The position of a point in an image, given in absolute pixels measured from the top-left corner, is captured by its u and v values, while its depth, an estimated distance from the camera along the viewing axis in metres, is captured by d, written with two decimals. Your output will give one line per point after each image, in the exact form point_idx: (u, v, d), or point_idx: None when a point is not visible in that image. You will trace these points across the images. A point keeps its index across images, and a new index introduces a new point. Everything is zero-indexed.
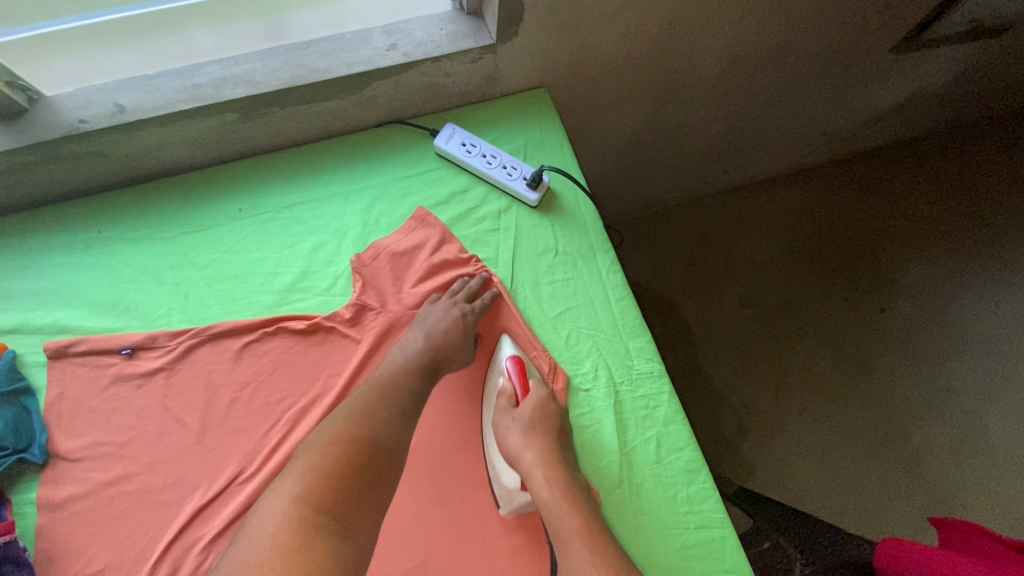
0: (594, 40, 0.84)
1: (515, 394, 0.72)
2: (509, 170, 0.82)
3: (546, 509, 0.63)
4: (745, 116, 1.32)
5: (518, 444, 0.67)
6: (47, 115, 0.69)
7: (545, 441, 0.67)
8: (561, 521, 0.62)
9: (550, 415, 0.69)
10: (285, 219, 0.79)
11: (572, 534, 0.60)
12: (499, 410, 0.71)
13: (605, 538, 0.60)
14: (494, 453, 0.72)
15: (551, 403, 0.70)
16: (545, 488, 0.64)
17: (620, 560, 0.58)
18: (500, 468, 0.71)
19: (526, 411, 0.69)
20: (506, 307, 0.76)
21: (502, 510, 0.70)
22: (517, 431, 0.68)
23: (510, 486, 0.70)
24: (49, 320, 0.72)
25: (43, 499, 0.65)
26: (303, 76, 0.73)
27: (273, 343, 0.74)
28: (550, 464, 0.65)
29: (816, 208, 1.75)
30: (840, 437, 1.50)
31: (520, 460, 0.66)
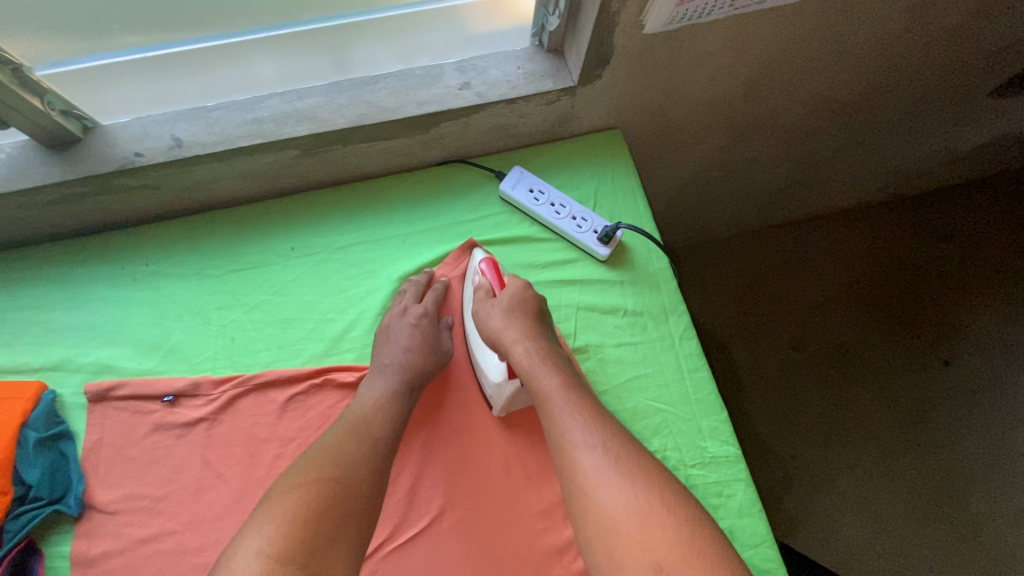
0: (678, 84, 0.78)
1: (492, 287, 0.69)
2: (579, 222, 0.77)
3: (527, 373, 0.62)
4: (816, 155, 1.23)
5: (501, 324, 0.65)
6: (101, 146, 0.66)
7: (526, 317, 0.66)
8: (545, 383, 0.60)
9: (529, 301, 0.67)
10: (339, 260, 0.75)
11: (554, 388, 0.59)
12: (477, 302, 0.69)
13: (588, 403, 0.59)
14: (478, 350, 0.70)
15: (528, 290, 0.68)
16: (527, 355, 0.63)
17: (603, 420, 0.58)
18: (486, 364, 0.69)
19: (504, 296, 0.67)
20: (478, 249, 0.75)
21: (496, 409, 0.69)
22: (498, 314, 0.66)
23: (496, 378, 0.67)
24: (92, 360, 0.69)
25: (76, 554, 0.62)
26: (369, 115, 0.68)
27: (320, 397, 0.69)
28: (531, 335, 0.64)
29: (877, 248, 1.64)
30: (890, 496, 1.38)
31: (502, 338, 0.65)
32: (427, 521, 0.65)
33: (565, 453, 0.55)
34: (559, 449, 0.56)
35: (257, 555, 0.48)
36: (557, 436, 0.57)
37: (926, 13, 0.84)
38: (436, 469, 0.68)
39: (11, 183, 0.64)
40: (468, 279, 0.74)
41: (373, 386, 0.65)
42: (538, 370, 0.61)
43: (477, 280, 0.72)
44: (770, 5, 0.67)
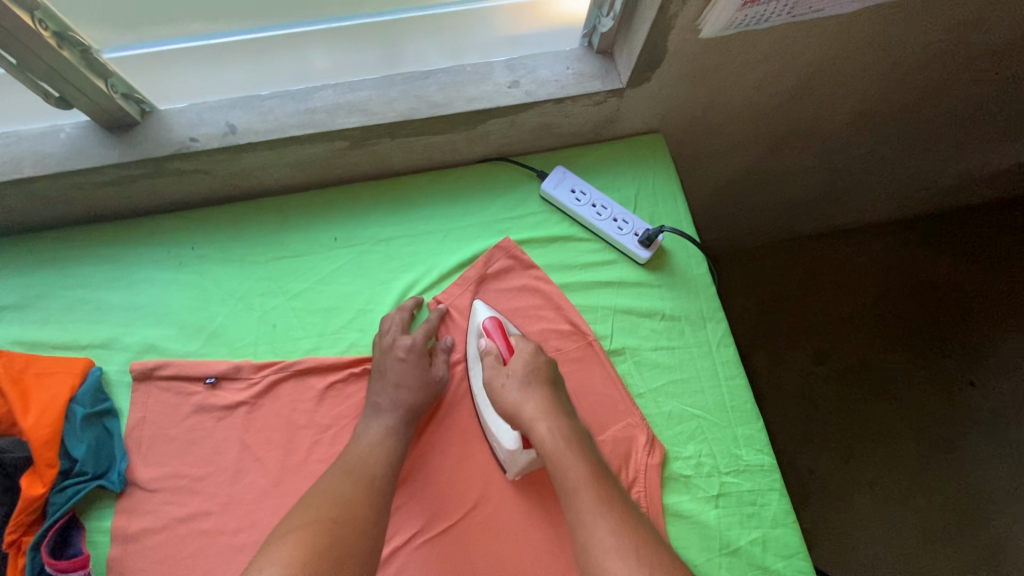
0: (724, 90, 0.78)
1: (502, 354, 0.66)
2: (620, 224, 0.77)
3: (550, 459, 0.58)
4: (851, 168, 1.22)
5: (518, 400, 0.62)
6: (157, 130, 0.67)
7: (545, 394, 0.62)
8: (568, 471, 0.56)
9: (542, 370, 0.64)
10: (380, 252, 0.76)
11: (580, 482, 0.55)
12: (487, 370, 0.66)
13: (613, 491, 0.55)
14: (489, 415, 0.67)
15: (539, 356, 0.65)
16: (550, 438, 0.58)
17: (630, 517, 0.54)
18: (497, 428, 0.66)
19: (517, 368, 0.64)
20: (478, 303, 0.72)
21: (508, 473, 0.66)
22: (514, 389, 0.62)
23: (508, 446, 0.64)
24: (137, 339, 0.70)
25: (117, 529, 0.63)
26: (419, 110, 0.69)
27: (358, 386, 0.69)
28: (552, 416, 0.60)
29: (906, 265, 1.62)
30: (912, 515, 1.36)
31: (520, 415, 0.61)
32: (460, 514, 0.66)
33: (592, 555, 0.52)
34: (584, 549, 0.52)
35: None
36: (580, 537, 0.53)
37: (979, 28, 0.83)
38: (470, 464, 0.68)
39: (70, 163, 0.65)
40: (472, 335, 0.72)
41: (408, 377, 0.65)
42: (559, 458, 0.57)
43: (484, 343, 0.69)
44: (827, 14, 0.66)
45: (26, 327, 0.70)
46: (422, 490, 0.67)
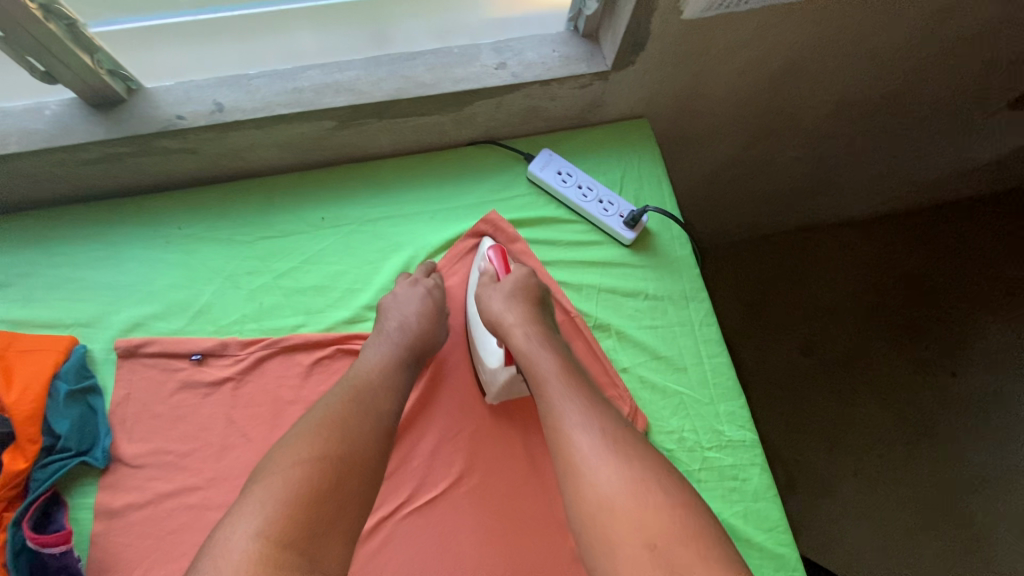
0: (707, 74, 0.80)
1: (497, 273, 0.69)
2: (605, 206, 0.78)
3: (524, 356, 0.60)
4: (834, 160, 1.25)
5: (500, 308, 0.64)
6: (144, 108, 0.67)
7: (526, 305, 0.65)
8: (542, 366, 0.58)
9: (530, 287, 0.67)
10: (368, 232, 0.76)
11: (550, 373, 0.57)
12: (481, 288, 0.69)
13: (584, 384, 0.56)
14: (477, 329, 0.70)
15: (531, 277, 0.68)
16: (525, 342, 0.61)
17: (600, 401, 0.54)
18: (484, 347, 0.68)
19: (506, 282, 0.67)
20: (484, 238, 0.75)
21: (489, 396, 0.69)
22: (499, 299, 0.65)
23: (493, 364, 0.66)
24: (123, 317, 0.70)
25: (101, 505, 0.62)
26: (406, 89, 0.70)
27: (344, 362, 0.70)
28: (530, 322, 0.63)
29: (889, 258, 1.65)
30: (895, 503, 1.38)
31: (502, 322, 0.63)
32: (445, 486, 0.67)
33: (561, 432, 0.52)
34: (554, 423, 0.53)
35: (255, 535, 0.44)
36: (551, 416, 0.54)
37: (954, 18, 0.85)
38: (458, 437, 0.69)
39: (55, 139, 0.65)
40: (477, 261, 0.74)
41: (378, 349, 0.64)
42: (537, 358, 0.59)
43: (484, 266, 0.72)
44: None
45: (10, 305, 0.69)
46: (408, 462, 0.67)
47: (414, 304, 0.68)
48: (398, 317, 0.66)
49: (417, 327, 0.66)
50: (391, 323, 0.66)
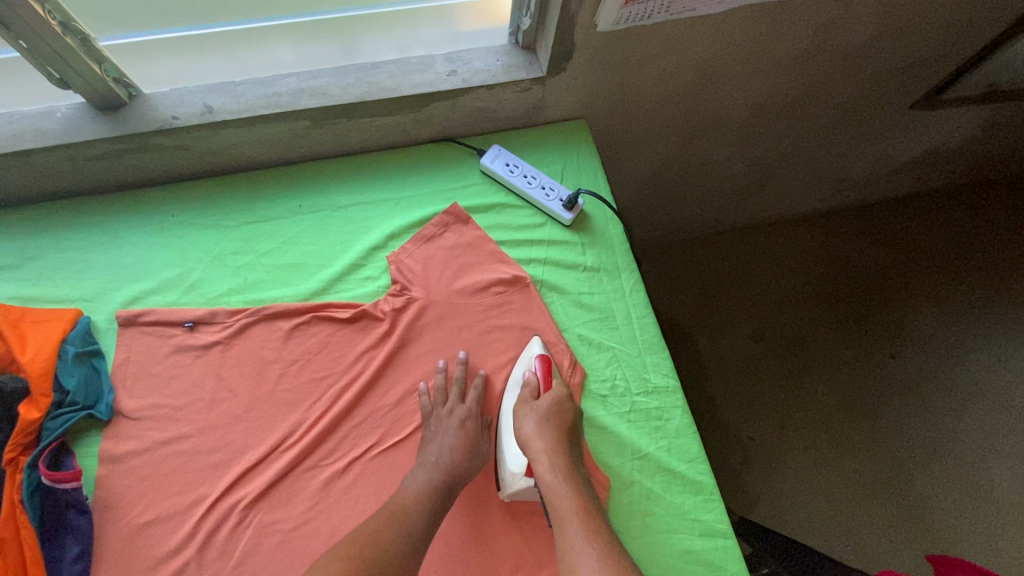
0: (633, 79, 0.93)
1: (538, 387, 0.76)
2: (547, 191, 0.90)
3: (546, 489, 0.66)
4: (766, 158, 1.39)
5: (531, 432, 0.71)
6: (143, 110, 0.78)
7: (556, 432, 0.70)
8: (561, 503, 0.64)
9: (564, 409, 0.73)
10: (340, 217, 0.88)
11: (570, 514, 0.63)
12: (520, 400, 0.76)
13: (599, 522, 0.62)
14: (507, 440, 0.76)
15: (568, 403, 0.74)
16: (551, 472, 0.66)
17: (609, 537, 0.60)
18: (507, 451, 0.75)
19: (543, 403, 0.73)
20: (534, 340, 0.82)
21: (502, 493, 0.74)
22: (532, 421, 0.72)
23: (514, 470, 0.73)
24: (123, 292, 0.80)
25: (104, 452, 0.71)
26: (370, 93, 0.82)
27: (320, 326, 0.81)
28: (557, 451, 0.68)
29: (830, 252, 1.80)
30: (842, 476, 1.49)
31: (531, 445, 0.70)
32: (410, 429, 0.78)
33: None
34: (567, 573, 0.58)
35: None
36: (567, 565, 0.59)
37: (844, 29, 1.00)
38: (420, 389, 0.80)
39: (65, 137, 0.75)
40: (521, 362, 0.81)
41: (416, 480, 0.70)
42: (558, 495, 0.64)
43: (527, 375, 0.78)
44: (703, 13, 0.82)
45: (20, 284, 0.79)
46: (377, 409, 0.78)
47: (450, 438, 0.73)
48: (438, 453, 0.72)
49: (457, 463, 0.71)
50: (432, 457, 0.72)
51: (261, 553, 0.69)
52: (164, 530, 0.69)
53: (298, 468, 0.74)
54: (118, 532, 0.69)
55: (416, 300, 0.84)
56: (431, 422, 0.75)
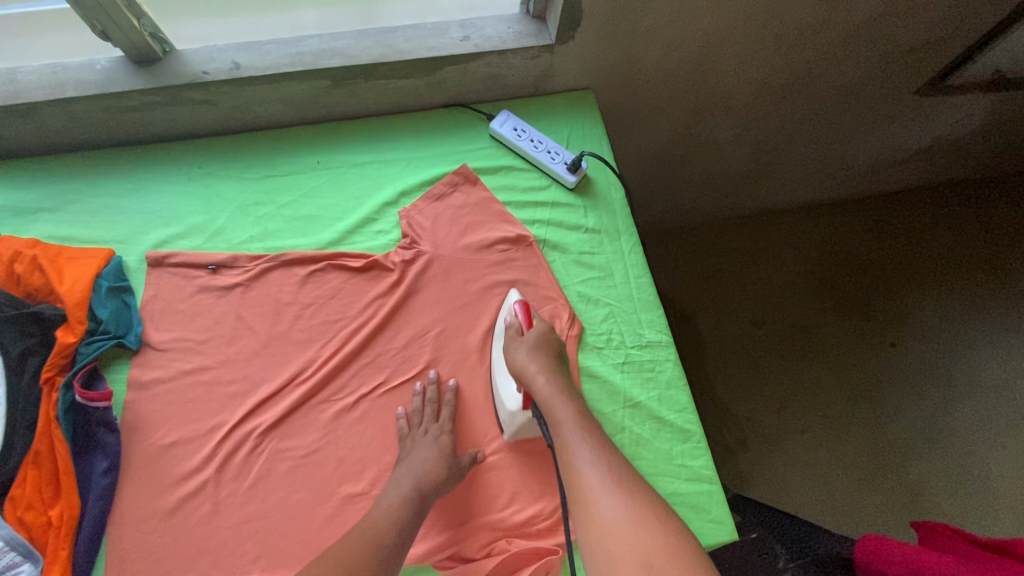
0: (638, 51, 0.97)
1: (522, 326, 0.80)
2: (553, 155, 0.94)
3: (545, 402, 0.71)
4: (772, 140, 1.41)
5: (525, 359, 0.75)
6: (175, 65, 0.83)
7: (549, 358, 0.76)
8: (560, 410, 0.70)
9: (551, 342, 0.78)
10: (356, 174, 0.93)
11: (566, 421, 0.69)
12: (508, 339, 0.80)
13: (594, 428, 0.69)
14: (500, 372, 0.81)
15: (552, 335, 0.79)
16: (546, 387, 0.73)
17: (606, 443, 0.66)
18: (502, 392, 0.79)
19: (531, 337, 0.78)
20: (512, 291, 0.86)
21: (507, 435, 0.79)
22: (524, 350, 0.77)
23: (511, 407, 0.77)
24: (153, 236, 0.85)
25: (132, 378, 0.77)
26: (388, 55, 0.86)
27: (334, 274, 0.86)
28: (550, 369, 0.74)
29: (836, 241, 1.80)
30: (837, 459, 1.51)
31: (526, 369, 0.75)
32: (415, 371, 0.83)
33: (578, 474, 0.63)
34: (570, 469, 0.64)
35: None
36: (568, 466, 0.65)
37: (846, 7, 1.03)
38: (426, 336, 0.85)
39: (104, 88, 0.81)
40: (503, 309, 0.86)
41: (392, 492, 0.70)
42: (555, 402, 0.71)
43: (509, 319, 0.83)
44: None
45: (58, 224, 0.84)
46: (385, 351, 0.83)
47: (427, 452, 0.73)
48: (413, 470, 0.71)
49: (430, 478, 0.71)
50: (406, 475, 0.71)
51: (274, 476, 0.75)
52: (186, 450, 0.75)
53: (309, 401, 0.79)
54: (143, 450, 0.74)
55: (424, 254, 0.89)
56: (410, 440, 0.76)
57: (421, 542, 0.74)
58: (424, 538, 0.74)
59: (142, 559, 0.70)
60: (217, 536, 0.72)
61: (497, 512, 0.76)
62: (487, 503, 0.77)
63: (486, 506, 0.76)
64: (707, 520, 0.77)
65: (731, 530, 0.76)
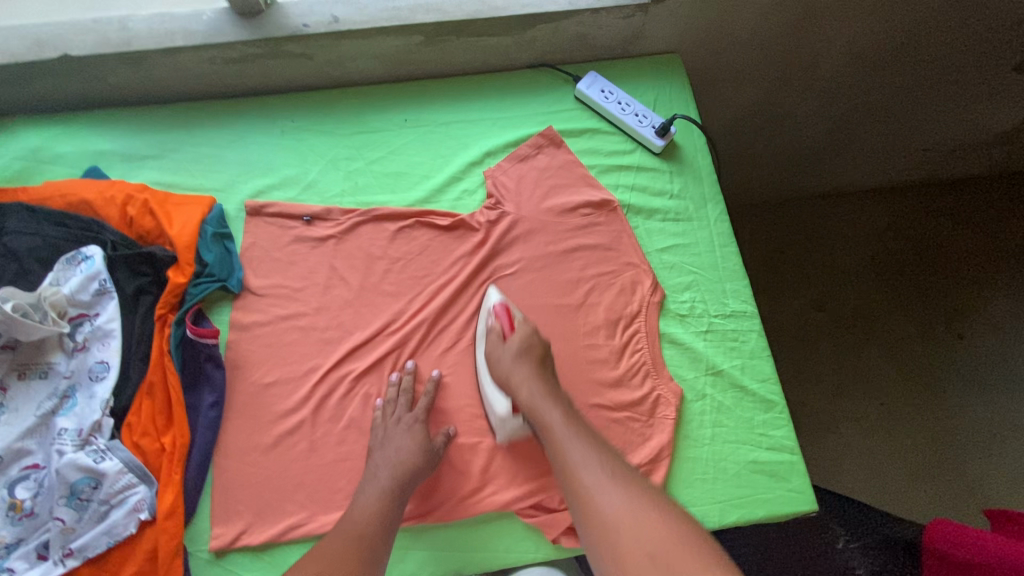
0: (733, 14, 0.95)
1: (504, 330, 0.78)
2: (640, 118, 0.93)
3: (530, 410, 0.71)
4: (854, 115, 1.34)
5: (508, 369, 0.73)
6: (277, 17, 0.84)
7: (534, 365, 0.74)
8: (548, 417, 0.69)
9: (534, 345, 0.75)
10: (441, 133, 0.93)
11: (555, 423, 0.69)
12: (490, 344, 0.78)
13: (585, 427, 0.69)
14: (484, 380, 0.78)
15: (534, 336, 0.77)
16: (529, 394, 0.72)
17: (600, 445, 0.66)
18: (492, 397, 0.77)
19: (514, 341, 0.75)
20: (490, 289, 0.83)
21: (497, 437, 0.78)
22: (507, 358, 0.74)
23: (501, 412, 0.76)
24: (250, 186, 0.88)
25: (234, 320, 0.81)
26: (482, 11, 0.86)
27: (421, 230, 0.88)
28: (535, 376, 0.73)
29: (907, 224, 1.62)
30: (894, 451, 1.39)
31: (512, 378, 0.73)
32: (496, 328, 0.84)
33: (573, 473, 0.64)
34: (567, 477, 0.64)
35: None
36: (565, 470, 0.64)
37: None
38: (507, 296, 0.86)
39: (210, 38, 0.83)
40: (482, 314, 0.82)
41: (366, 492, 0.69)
42: (541, 407, 0.71)
43: (490, 322, 0.80)
44: None
45: (162, 171, 0.88)
46: (469, 309, 0.85)
47: (401, 443, 0.73)
48: (389, 462, 0.71)
49: (408, 466, 0.71)
50: (381, 468, 0.71)
51: (365, 419, 0.78)
52: (284, 391, 0.79)
53: (397, 352, 0.82)
54: (245, 388, 0.78)
55: (507, 214, 0.89)
56: (386, 428, 0.75)
57: (505, 492, 0.76)
58: (504, 484, 0.77)
59: (246, 489, 0.74)
60: (313, 472, 0.76)
61: None
62: None
63: None
64: (787, 490, 0.77)
65: (811, 501, 0.77)
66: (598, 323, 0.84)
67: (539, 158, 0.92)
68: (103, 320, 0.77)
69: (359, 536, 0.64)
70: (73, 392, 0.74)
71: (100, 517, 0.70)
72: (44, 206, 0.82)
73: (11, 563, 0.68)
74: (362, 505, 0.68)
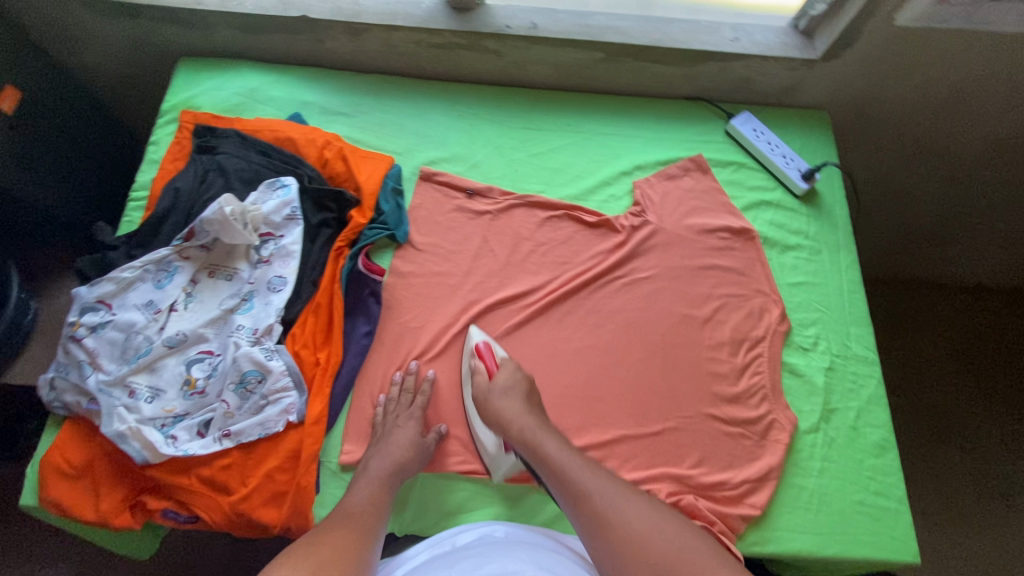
0: (889, 81, 1.01)
1: (488, 370, 0.80)
2: (787, 160, 0.99)
3: (529, 441, 0.71)
4: (972, 206, 1.27)
5: (497, 406, 0.75)
6: (484, 16, 0.96)
7: (523, 401, 0.76)
8: (548, 445, 0.70)
9: (517, 382, 0.78)
10: (598, 142, 1.02)
11: (552, 452, 0.69)
12: (477, 386, 0.79)
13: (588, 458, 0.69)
14: (472, 416, 0.81)
15: (517, 372, 0.79)
16: (520, 430, 0.73)
17: (599, 467, 0.68)
18: (481, 432, 0.79)
19: (501, 380, 0.78)
20: (472, 327, 0.86)
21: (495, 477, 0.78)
22: (495, 398, 0.76)
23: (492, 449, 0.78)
24: (425, 154, 0.98)
25: (394, 266, 0.89)
26: (664, 41, 0.96)
27: (568, 222, 0.95)
28: (527, 414, 0.74)
29: (1003, 329, 1.44)
30: (957, 557, 1.21)
31: (504, 425, 0.74)
32: (624, 323, 0.89)
33: (587, 496, 0.64)
34: (580, 503, 0.64)
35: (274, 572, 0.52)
36: (576, 495, 0.64)
37: None
38: (637, 297, 0.91)
39: (425, 23, 0.95)
40: (464, 353, 0.85)
41: (360, 493, 0.69)
42: (535, 438, 0.71)
43: (473, 362, 0.82)
44: (990, 27, 0.91)
45: (352, 128, 0.99)
46: (600, 301, 0.90)
47: (402, 436, 0.75)
48: (384, 455, 0.73)
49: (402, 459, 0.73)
50: (374, 460, 0.73)
51: None
52: (427, 337, 0.86)
53: (529, 324, 0.88)
54: (392, 328, 0.86)
55: (650, 222, 0.95)
56: (385, 424, 0.77)
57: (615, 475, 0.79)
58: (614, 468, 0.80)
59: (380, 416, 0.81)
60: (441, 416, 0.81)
61: (684, 469, 0.80)
62: (677, 457, 0.81)
63: (678, 460, 0.81)
64: (890, 536, 0.78)
65: (914, 552, 0.77)
66: (723, 340, 0.88)
67: (686, 179, 0.99)
68: (288, 241, 0.87)
69: (355, 519, 0.64)
70: (252, 297, 0.84)
71: (256, 410, 0.77)
72: (255, 137, 0.94)
73: (175, 431, 0.76)
74: (355, 498, 0.68)
